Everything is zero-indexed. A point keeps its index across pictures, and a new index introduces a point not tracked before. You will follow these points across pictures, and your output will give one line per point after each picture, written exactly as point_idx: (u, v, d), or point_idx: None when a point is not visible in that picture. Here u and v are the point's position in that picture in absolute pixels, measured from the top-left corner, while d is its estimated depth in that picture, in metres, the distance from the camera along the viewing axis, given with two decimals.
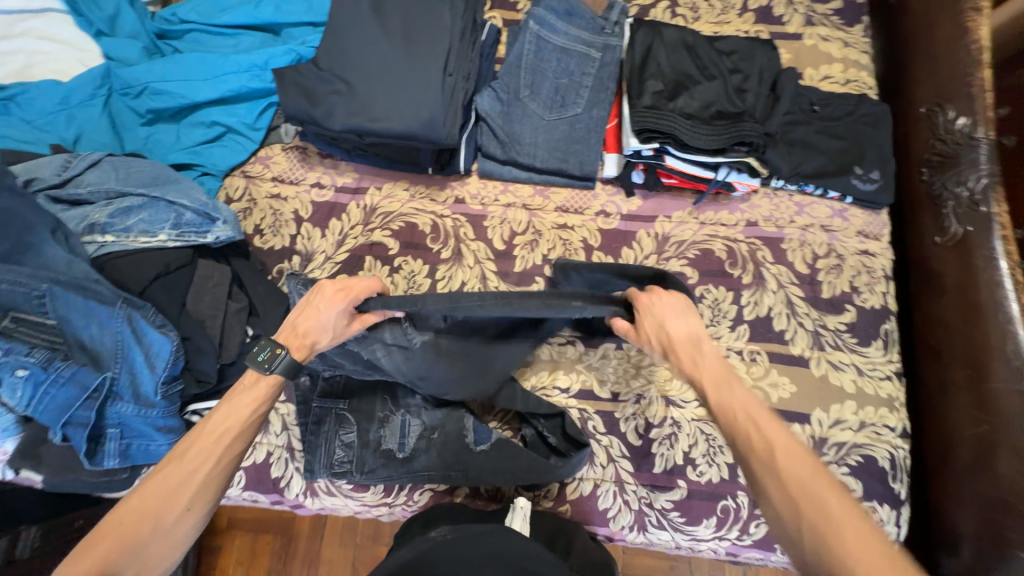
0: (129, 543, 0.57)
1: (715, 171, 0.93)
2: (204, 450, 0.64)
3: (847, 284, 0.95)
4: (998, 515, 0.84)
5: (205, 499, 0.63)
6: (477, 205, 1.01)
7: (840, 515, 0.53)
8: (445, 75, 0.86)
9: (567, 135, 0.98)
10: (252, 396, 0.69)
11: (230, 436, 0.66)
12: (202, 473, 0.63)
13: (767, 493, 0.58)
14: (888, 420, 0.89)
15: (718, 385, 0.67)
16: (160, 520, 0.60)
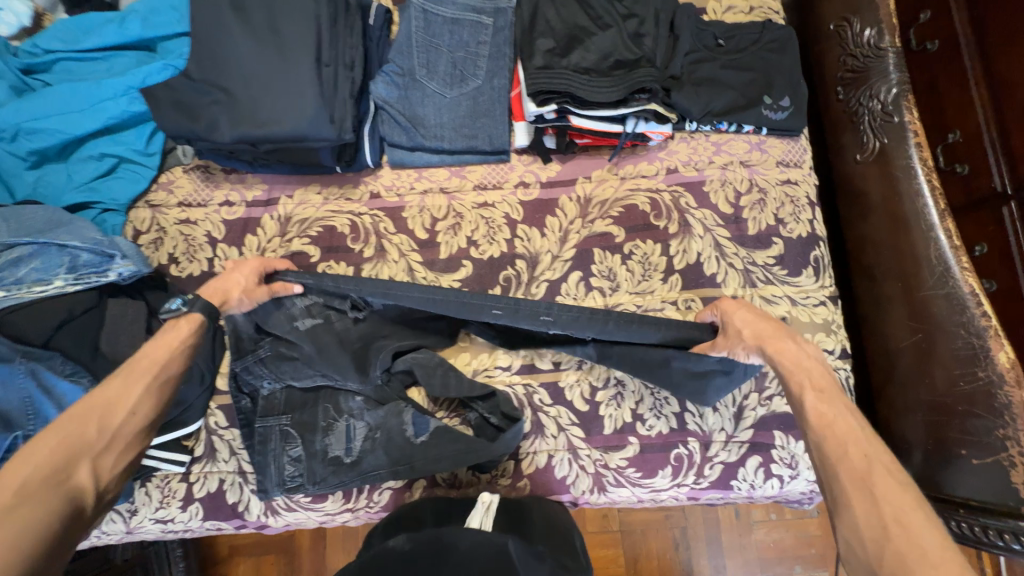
0: (78, 449, 0.60)
1: (624, 124, 0.90)
2: (135, 375, 0.68)
3: (772, 217, 0.94)
4: (942, 417, 0.86)
5: (146, 409, 0.67)
6: (393, 197, 0.98)
7: (927, 541, 0.52)
8: (322, 67, 0.82)
9: (472, 109, 0.95)
10: (175, 336, 0.74)
11: (160, 365, 0.70)
12: (142, 388, 0.68)
13: (851, 510, 0.57)
14: (826, 344, 0.90)
15: (825, 402, 0.67)
16: (105, 426, 0.63)
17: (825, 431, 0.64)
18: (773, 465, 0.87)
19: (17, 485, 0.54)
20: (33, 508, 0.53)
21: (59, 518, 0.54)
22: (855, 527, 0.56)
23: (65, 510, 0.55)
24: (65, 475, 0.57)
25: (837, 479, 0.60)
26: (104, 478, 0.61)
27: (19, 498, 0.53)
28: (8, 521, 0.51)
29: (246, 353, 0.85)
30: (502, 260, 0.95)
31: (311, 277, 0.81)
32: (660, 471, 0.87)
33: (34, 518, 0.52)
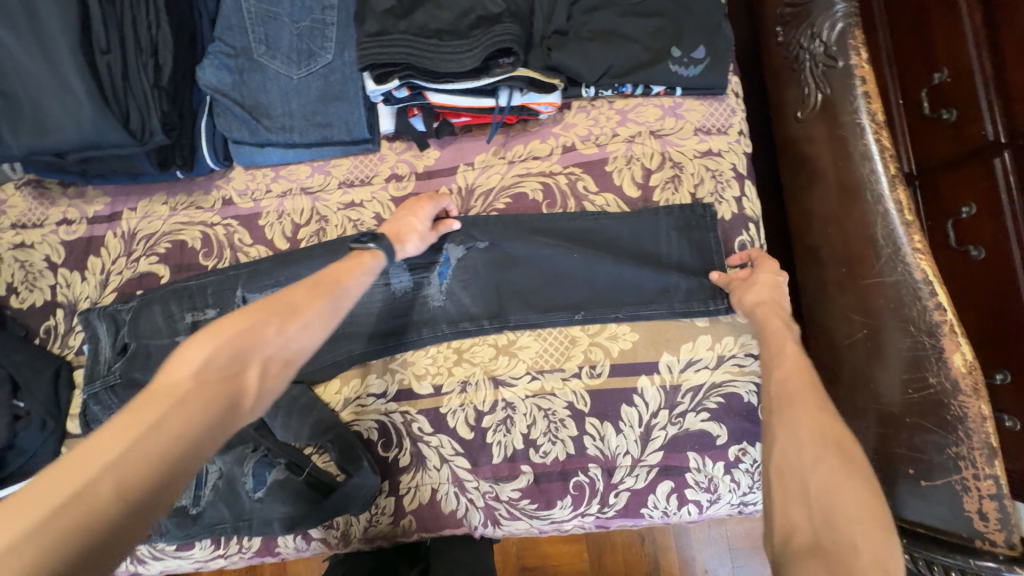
0: (244, 349, 0.53)
1: (495, 97, 0.74)
2: (323, 287, 0.61)
3: (688, 198, 0.78)
4: (890, 429, 0.71)
5: (322, 327, 0.59)
6: (248, 202, 0.85)
7: (858, 471, 0.49)
8: (99, 56, 0.69)
9: (323, 92, 0.80)
10: (355, 263, 0.66)
11: (333, 288, 0.62)
12: (322, 302, 0.60)
13: (798, 425, 0.53)
14: (751, 348, 0.76)
15: (778, 334, 0.65)
16: (282, 333, 0.56)
17: (793, 365, 0.60)
18: (687, 490, 0.75)
19: (190, 379, 0.49)
20: (189, 409, 0.47)
21: (209, 425, 0.48)
22: (789, 449, 0.52)
23: (216, 419, 0.48)
24: (229, 374, 0.51)
25: (794, 399, 0.56)
26: (263, 388, 0.53)
27: (181, 395, 0.47)
28: (164, 430, 0.44)
29: (98, 378, 0.78)
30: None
31: (214, 274, 0.80)
32: (558, 501, 0.77)
33: (188, 424, 0.46)
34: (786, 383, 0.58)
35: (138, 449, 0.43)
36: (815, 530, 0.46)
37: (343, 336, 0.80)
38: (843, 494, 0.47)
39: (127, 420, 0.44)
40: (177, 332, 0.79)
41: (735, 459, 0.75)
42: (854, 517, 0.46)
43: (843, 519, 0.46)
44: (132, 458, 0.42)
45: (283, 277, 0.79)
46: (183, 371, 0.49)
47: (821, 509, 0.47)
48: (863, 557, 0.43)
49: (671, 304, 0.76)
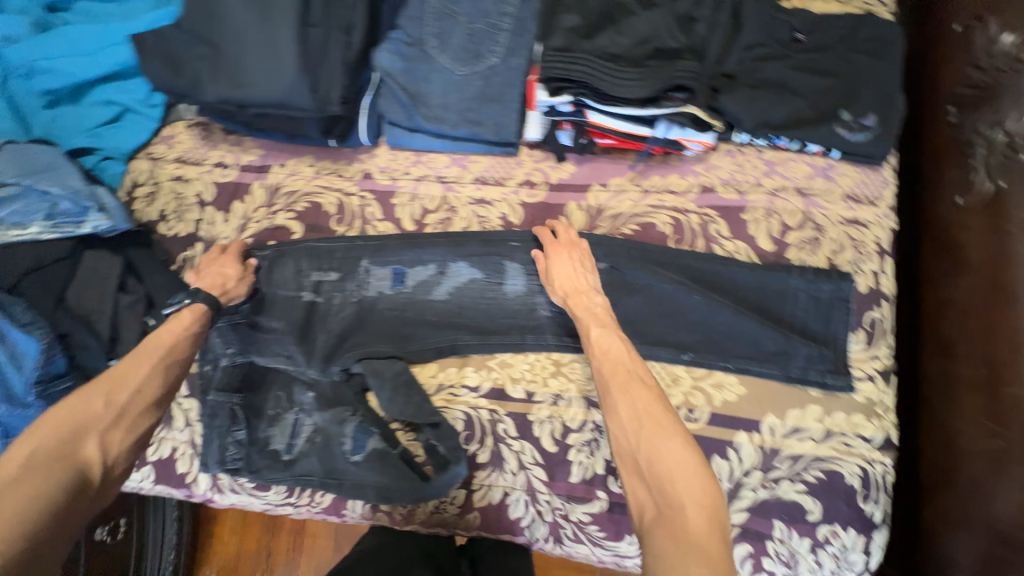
0: (77, 427, 0.58)
1: (652, 127, 0.75)
2: (151, 350, 0.68)
3: (825, 262, 0.76)
4: (1002, 555, 0.64)
5: (154, 386, 0.66)
6: (386, 179, 0.89)
7: (670, 433, 0.58)
8: (308, 28, 0.75)
9: (482, 91, 0.83)
10: (178, 324, 0.72)
11: (159, 358, 0.67)
12: (150, 364, 0.66)
13: (616, 412, 0.62)
14: (863, 430, 0.72)
15: (601, 319, 0.72)
16: (116, 398, 0.62)
17: (602, 356, 0.68)
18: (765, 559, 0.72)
19: (17, 463, 0.53)
20: (25, 484, 0.51)
21: (59, 494, 0.53)
22: (619, 433, 0.61)
23: (65, 486, 0.54)
24: (66, 452, 0.56)
25: (607, 387, 0.65)
26: (110, 454, 0.59)
27: (16, 474, 0.52)
28: (11, 493, 0.50)
29: (224, 315, 0.85)
30: (492, 265, 0.83)
31: (345, 241, 0.85)
32: (627, 536, 0.75)
33: (34, 491, 0.51)
34: (603, 372, 0.67)
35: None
36: (655, 500, 0.55)
37: (447, 321, 0.83)
38: (665, 458, 0.57)
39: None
40: (302, 287, 0.84)
41: (824, 541, 0.71)
42: (681, 472, 0.55)
43: (669, 481, 0.55)
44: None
45: (407, 257, 0.84)
46: (20, 455, 0.54)
47: (655, 480, 0.56)
48: (689, 504, 0.53)
49: (785, 366, 0.74)
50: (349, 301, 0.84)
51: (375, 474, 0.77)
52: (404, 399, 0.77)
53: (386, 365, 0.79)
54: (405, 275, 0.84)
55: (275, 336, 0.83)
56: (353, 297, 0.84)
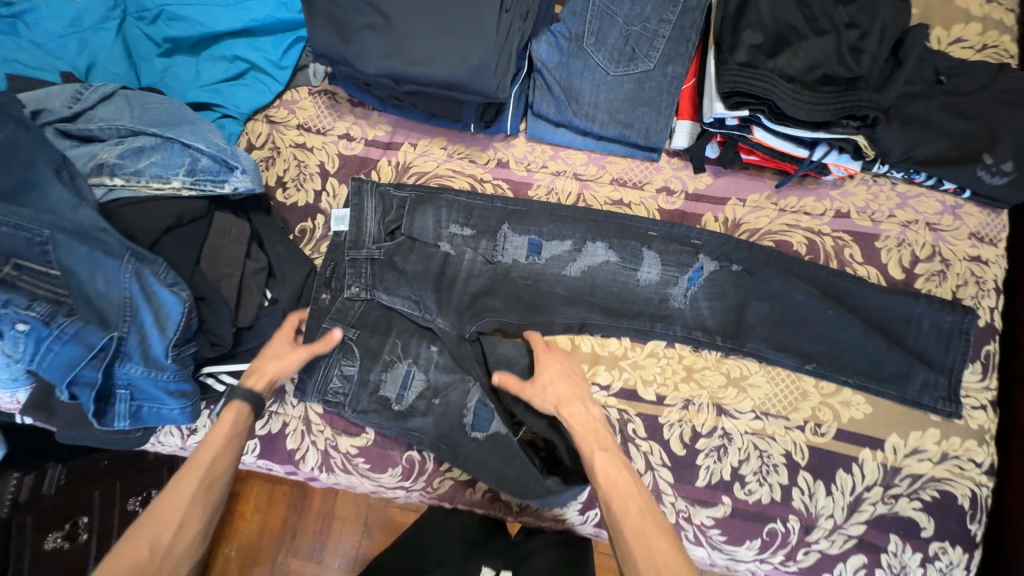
0: (137, 567, 0.60)
1: (811, 149, 0.78)
2: (200, 457, 0.68)
3: (950, 294, 0.81)
4: None
5: (202, 510, 0.66)
6: (523, 170, 0.89)
7: (665, 556, 0.61)
8: (502, 12, 0.75)
9: (634, 95, 0.84)
10: (220, 434, 0.71)
11: (220, 449, 0.69)
12: (199, 480, 0.67)
13: (633, 561, 0.61)
14: (974, 454, 0.78)
15: (582, 421, 0.73)
16: (157, 543, 0.62)
17: (608, 485, 0.67)
18: (878, 569, 0.76)
19: None
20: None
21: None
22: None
23: None
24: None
25: (620, 533, 0.64)
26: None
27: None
28: None
29: (363, 248, 0.85)
30: (629, 249, 0.84)
31: (483, 199, 0.86)
32: (747, 541, 0.78)
33: None
34: (614, 494, 0.67)
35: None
36: None
37: (581, 308, 0.83)
38: None
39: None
40: (441, 239, 0.85)
41: (933, 555, 0.76)
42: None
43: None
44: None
45: (547, 229, 0.85)
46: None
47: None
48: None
49: (905, 391, 0.78)
50: (480, 259, 0.85)
51: (499, 453, 0.79)
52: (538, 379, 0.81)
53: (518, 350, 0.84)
54: (540, 246, 0.85)
55: (407, 278, 0.85)
56: (486, 257, 0.85)
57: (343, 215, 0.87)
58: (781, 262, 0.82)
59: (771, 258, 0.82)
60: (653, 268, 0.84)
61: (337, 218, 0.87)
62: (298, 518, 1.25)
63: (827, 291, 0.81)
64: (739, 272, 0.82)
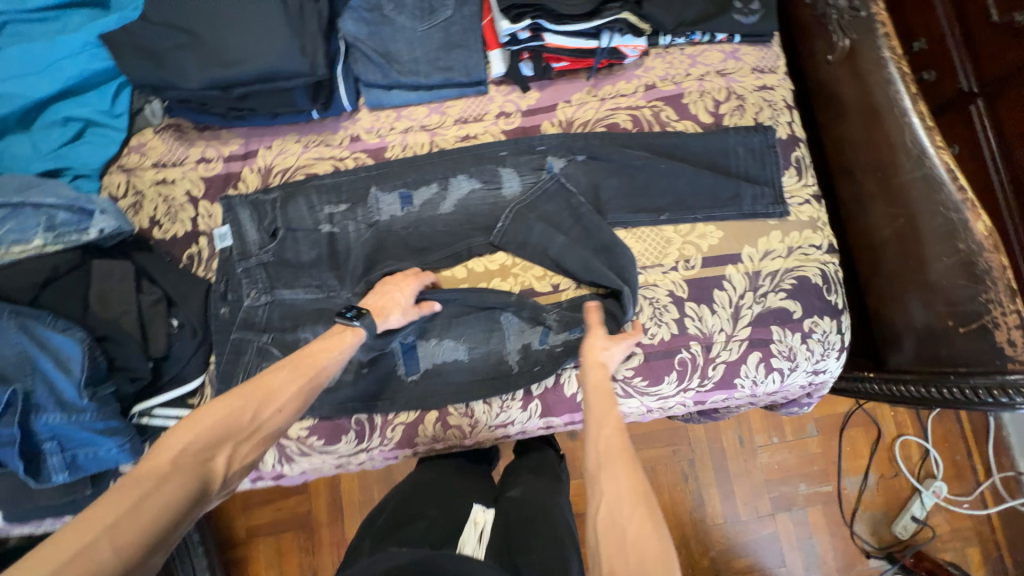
0: (227, 430, 0.61)
1: (598, 39, 0.91)
2: (298, 368, 0.70)
3: (752, 121, 0.95)
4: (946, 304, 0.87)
5: (292, 407, 0.68)
6: (374, 138, 0.97)
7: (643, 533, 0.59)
8: None
9: (445, 41, 0.94)
10: (332, 343, 0.75)
11: (313, 368, 0.71)
12: (295, 384, 0.69)
13: (621, 517, 0.60)
14: (814, 240, 0.92)
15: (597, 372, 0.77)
16: (256, 415, 0.64)
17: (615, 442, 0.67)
18: (772, 358, 0.90)
19: (171, 457, 0.57)
20: (164, 487, 0.54)
21: (189, 499, 0.55)
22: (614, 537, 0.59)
23: (187, 500, 0.55)
24: (200, 454, 0.58)
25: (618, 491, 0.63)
26: (234, 468, 0.62)
27: (163, 472, 0.55)
28: (150, 502, 0.52)
29: (252, 256, 0.90)
30: (488, 173, 0.94)
31: (347, 174, 0.93)
32: (666, 377, 0.89)
33: (166, 499, 0.53)
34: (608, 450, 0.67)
35: (117, 531, 0.49)
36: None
37: (465, 236, 0.92)
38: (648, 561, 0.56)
39: (114, 498, 0.51)
40: (320, 221, 0.91)
41: (810, 330, 0.90)
42: (622, 499, 0.62)
43: (620, 515, 0.61)
44: (118, 530, 0.49)
45: (412, 180, 0.93)
46: (166, 454, 0.57)
47: (613, 501, 0.62)
48: (626, 532, 0.59)
49: (741, 208, 0.92)
50: (363, 226, 0.92)
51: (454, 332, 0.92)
52: (594, 258, 0.89)
53: (603, 232, 0.89)
54: (412, 197, 0.93)
55: (304, 269, 0.90)
56: (367, 222, 0.92)
57: (225, 231, 0.91)
58: (614, 142, 0.94)
59: (605, 141, 0.94)
60: (514, 182, 0.94)
61: (220, 234, 0.91)
62: (312, 557, 1.40)
63: (657, 151, 0.94)
64: (584, 163, 0.94)
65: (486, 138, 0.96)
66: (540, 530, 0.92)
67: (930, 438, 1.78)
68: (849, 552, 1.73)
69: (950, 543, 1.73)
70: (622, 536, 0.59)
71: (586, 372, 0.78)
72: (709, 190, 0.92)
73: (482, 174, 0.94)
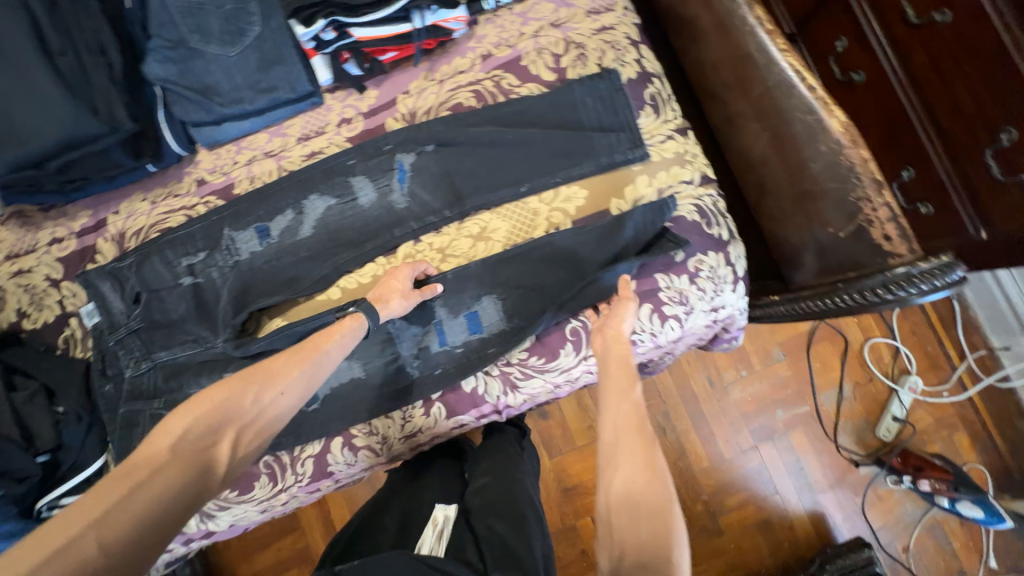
0: (225, 416, 0.64)
1: (410, 21, 0.86)
2: (298, 355, 0.72)
3: (597, 68, 0.91)
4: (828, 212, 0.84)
5: (294, 391, 0.69)
6: (219, 177, 0.93)
7: (641, 475, 0.64)
8: (52, 58, 0.79)
9: (261, 60, 0.89)
10: (336, 330, 0.75)
11: (308, 359, 0.71)
12: (295, 368, 0.70)
13: (623, 459, 0.66)
14: (683, 176, 0.89)
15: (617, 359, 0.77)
16: (256, 399, 0.66)
17: (628, 419, 0.70)
18: (664, 306, 0.87)
19: (170, 445, 0.61)
20: (162, 475, 0.58)
21: (185, 487, 0.59)
22: (624, 482, 0.64)
23: (181, 490, 0.59)
24: (195, 444, 0.62)
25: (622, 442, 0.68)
26: (237, 454, 0.65)
27: (161, 460, 0.59)
28: (144, 492, 0.56)
29: (120, 326, 0.88)
30: (339, 186, 0.91)
31: (199, 220, 0.90)
32: (561, 350, 0.87)
33: (161, 488, 0.57)
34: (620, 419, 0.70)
35: (108, 519, 0.53)
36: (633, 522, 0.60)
37: (330, 255, 0.90)
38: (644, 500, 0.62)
39: (111, 488, 0.56)
40: (181, 275, 0.89)
41: (696, 270, 0.88)
42: (630, 468, 0.65)
43: (627, 466, 0.66)
44: (107, 522, 0.53)
45: (264, 212, 0.90)
46: (164, 442, 0.61)
47: (625, 469, 0.65)
48: (628, 488, 0.63)
49: (600, 160, 0.88)
50: (227, 269, 0.89)
51: None
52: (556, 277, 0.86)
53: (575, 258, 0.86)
54: (268, 229, 0.90)
55: (178, 326, 0.88)
56: (230, 265, 0.90)
57: (91, 308, 0.90)
58: (461, 123, 0.90)
59: (449, 125, 0.90)
60: (369, 188, 0.91)
61: (87, 311, 0.89)
62: None
63: (506, 122, 0.90)
64: (436, 152, 0.90)
65: (330, 150, 0.92)
66: (501, 518, 0.83)
67: (897, 334, 1.67)
68: (838, 466, 1.64)
69: (937, 435, 1.64)
70: (638, 505, 0.62)
71: (607, 348, 0.79)
72: (565, 149, 0.88)
73: (336, 188, 0.91)
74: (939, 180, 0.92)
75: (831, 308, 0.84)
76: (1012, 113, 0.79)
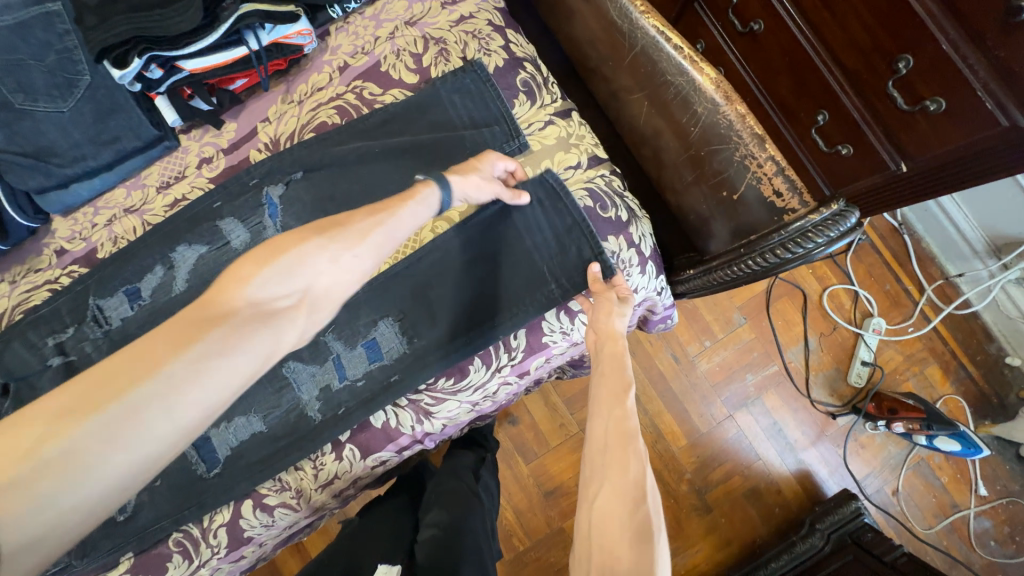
0: (299, 272, 0.55)
1: (246, 44, 0.80)
2: (376, 210, 0.63)
3: (461, 61, 0.85)
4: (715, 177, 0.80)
5: (370, 253, 0.60)
6: (80, 244, 0.86)
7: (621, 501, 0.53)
8: None
9: (98, 111, 0.82)
10: (412, 199, 0.66)
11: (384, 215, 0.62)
12: (371, 228, 0.61)
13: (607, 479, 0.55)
14: (569, 161, 0.84)
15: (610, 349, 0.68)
16: (332, 255, 0.57)
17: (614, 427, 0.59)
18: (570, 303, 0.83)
19: (239, 300, 0.51)
20: (235, 332, 0.49)
21: (258, 348, 0.51)
22: (603, 506, 0.53)
23: (252, 356, 0.50)
24: (266, 299, 0.53)
25: (605, 456, 0.57)
26: (314, 319, 0.57)
27: (232, 316, 0.50)
28: (216, 348, 0.48)
29: None
30: (208, 232, 0.84)
31: (64, 292, 0.83)
32: (471, 367, 0.82)
33: (235, 347, 0.49)
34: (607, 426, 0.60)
35: (178, 373, 0.46)
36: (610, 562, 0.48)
37: None
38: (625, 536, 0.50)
39: (180, 333, 0.48)
40: (49, 356, 0.81)
41: None
42: (611, 491, 0.54)
43: (607, 487, 0.54)
44: (174, 382, 0.45)
45: (132, 272, 0.83)
46: (237, 292, 0.52)
47: (607, 491, 0.54)
48: (607, 514, 0.52)
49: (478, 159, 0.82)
50: (100, 340, 0.82)
51: (239, 408, 0.82)
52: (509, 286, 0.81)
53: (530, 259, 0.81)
54: (139, 290, 0.83)
55: None
56: (104, 334, 0.82)
57: None
58: (326, 142, 0.84)
59: (314, 147, 0.84)
60: (240, 228, 0.83)
61: None
62: None
63: (374, 132, 0.84)
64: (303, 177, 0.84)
65: (192, 195, 0.86)
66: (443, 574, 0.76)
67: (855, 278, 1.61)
68: (817, 419, 1.57)
69: (908, 370, 1.58)
70: (615, 544, 0.50)
71: (600, 345, 0.69)
72: (440, 152, 0.82)
73: (206, 233, 0.84)
74: (853, 118, 0.84)
75: (741, 275, 0.79)
76: (909, 36, 0.73)
